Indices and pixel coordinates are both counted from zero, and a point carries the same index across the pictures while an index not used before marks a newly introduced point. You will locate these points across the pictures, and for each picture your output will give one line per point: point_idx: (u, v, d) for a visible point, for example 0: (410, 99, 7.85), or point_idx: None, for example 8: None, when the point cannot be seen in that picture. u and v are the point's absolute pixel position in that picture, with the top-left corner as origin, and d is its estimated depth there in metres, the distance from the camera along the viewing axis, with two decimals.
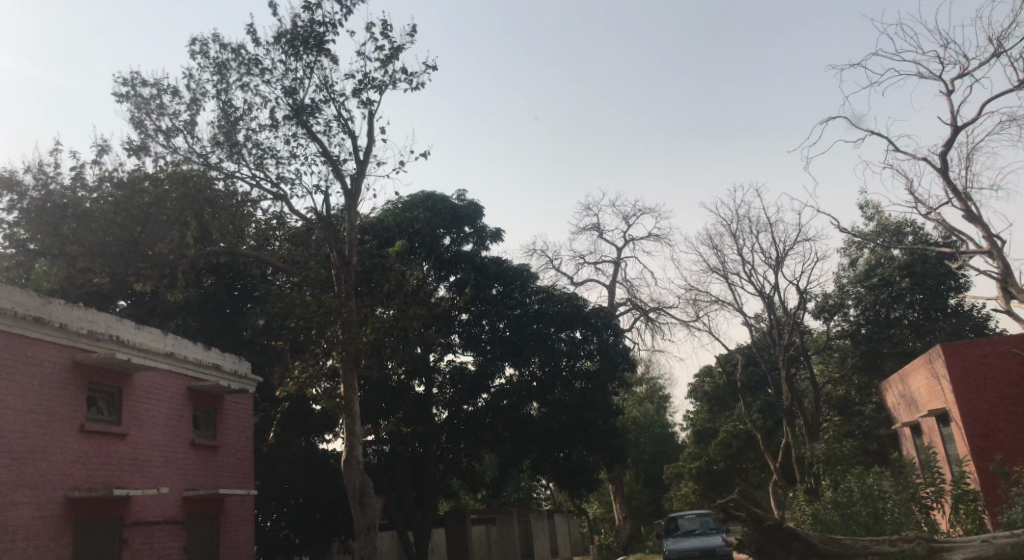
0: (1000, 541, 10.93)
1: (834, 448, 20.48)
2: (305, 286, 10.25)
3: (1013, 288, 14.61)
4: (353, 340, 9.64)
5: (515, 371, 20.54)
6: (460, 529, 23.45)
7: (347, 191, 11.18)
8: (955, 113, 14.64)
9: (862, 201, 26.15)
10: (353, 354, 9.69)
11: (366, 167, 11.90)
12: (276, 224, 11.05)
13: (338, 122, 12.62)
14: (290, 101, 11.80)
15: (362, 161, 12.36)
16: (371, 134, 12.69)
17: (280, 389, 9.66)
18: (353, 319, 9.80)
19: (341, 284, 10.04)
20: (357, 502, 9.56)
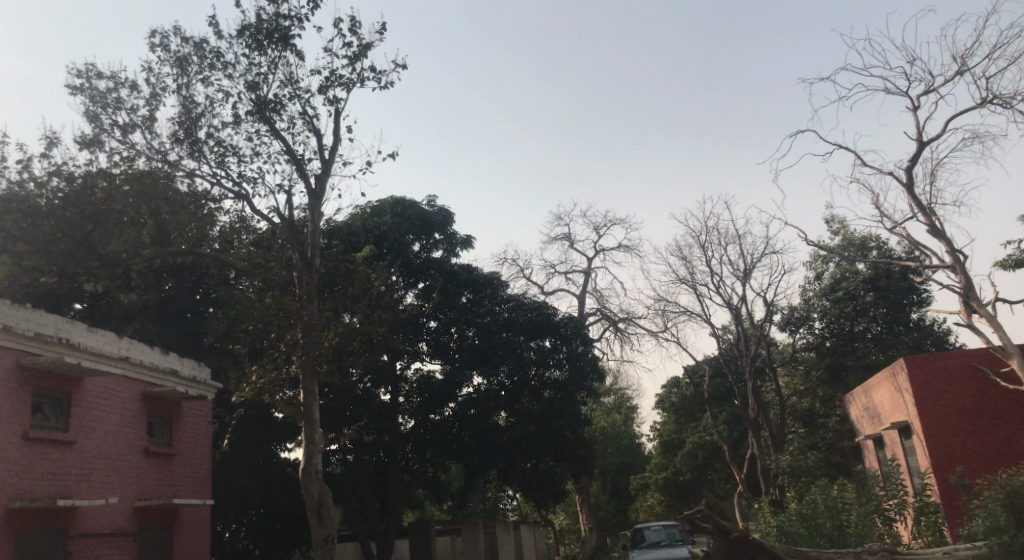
0: (961, 554, 10.95)
1: (799, 460, 20.58)
2: (267, 290, 9.91)
3: (974, 302, 14.81)
4: (313, 344, 9.36)
5: (484, 380, 20.23)
6: (424, 540, 23.13)
7: (312, 191, 10.83)
8: (921, 129, 14.87)
9: (829, 215, 26.41)
10: (314, 360, 9.42)
11: (332, 167, 11.55)
12: (238, 224, 10.60)
13: (303, 119, 12.21)
14: (254, 97, 11.37)
15: (329, 160, 11.96)
16: (338, 132, 12.30)
17: (237, 395, 9.34)
18: (315, 322, 9.53)
19: (302, 287, 9.76)
20: (315, 513, 9.25)
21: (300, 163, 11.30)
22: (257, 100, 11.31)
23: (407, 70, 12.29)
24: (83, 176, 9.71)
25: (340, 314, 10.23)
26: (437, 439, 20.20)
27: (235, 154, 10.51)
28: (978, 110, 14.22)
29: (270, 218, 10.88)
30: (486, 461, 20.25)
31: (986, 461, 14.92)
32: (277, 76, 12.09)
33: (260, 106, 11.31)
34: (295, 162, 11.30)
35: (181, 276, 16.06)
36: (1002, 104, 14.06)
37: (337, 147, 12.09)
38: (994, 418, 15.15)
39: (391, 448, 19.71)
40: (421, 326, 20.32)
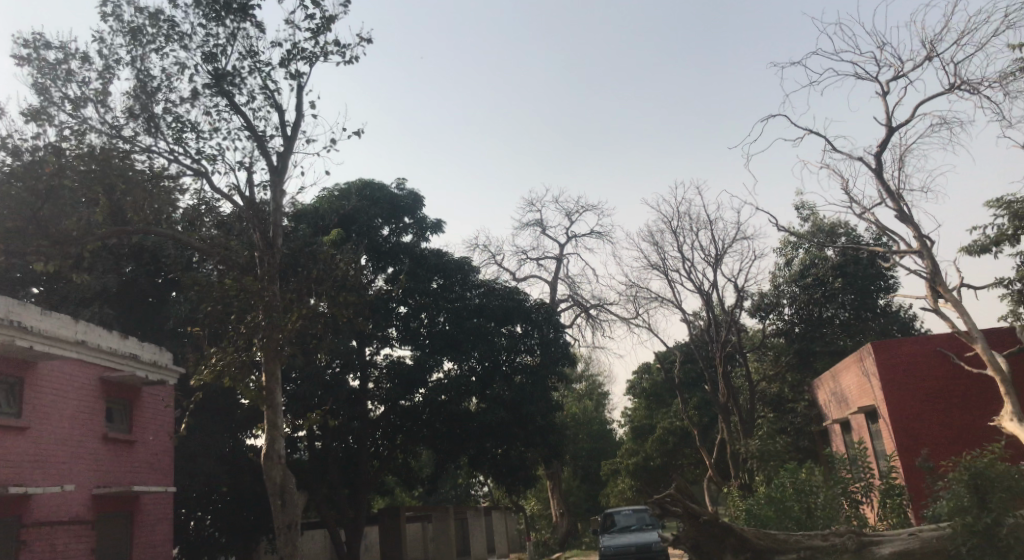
0: (925, 535, 11.05)
1: (767, 444, 20.76)
2: (226, 270, 9.61)
3: (940, 287, 14.94)
4: (276, 326, 9.13)
5: (454, 366, 19.92)
6: (394, 527, 22.99)
7: (274, 168, 10.50)
8: (890, 115, 14.95)
9: (799, 202, 26.56)
10: (277, 342, 9.19)
11: (294, 143, 11.20)
12: (198, 202, 10.24)
13: (265, 94, 11.80)
14: (213, 70, 10.95)
15: (292, 136, 11.60)
16: (302, 107, 11.92)
17: (197, 378, 9.08)
18: (278, 304, 9.30)
19: (263, 267, 9.47)
20: (278, 499, 9.03)
21: (261, 140, 10.95)
22: (216, 74, 10.91)
23: (372, 44, 11.93)
24: (31, 151, 9.29)
25: (304, 296, 9.99)
26: (407, 425, 20.03)
27: (192, 129, 10.14)
28: (947, 95, 14.28)
29: (230, 196, 10.54)
30: (456, 447, 20.15)
31: (951, 443, 15.12)
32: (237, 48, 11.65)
33: (219, 79, 10.91)
34: (256, 139, 10.94)
35: (142, 259, 15.63)
36: (970, 90, 14.14)
37: (300, 123, 11.73)
38: (959, 401, 15.34)
39: (360, 434, 19.52)
40: (391, 310, 19.95)
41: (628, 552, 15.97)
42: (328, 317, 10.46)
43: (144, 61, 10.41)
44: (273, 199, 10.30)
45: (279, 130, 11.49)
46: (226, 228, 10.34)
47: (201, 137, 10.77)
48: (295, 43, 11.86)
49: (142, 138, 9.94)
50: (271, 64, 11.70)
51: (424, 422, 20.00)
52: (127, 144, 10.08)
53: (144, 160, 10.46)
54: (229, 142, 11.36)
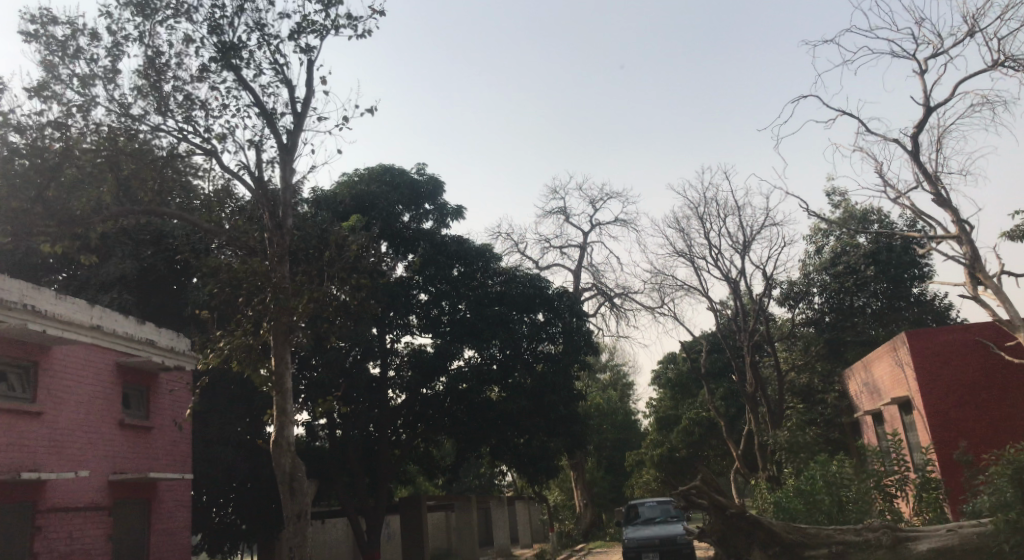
0: (965, 531, 10.53)
1: (796, 436, 20.25)
2: (233, 251, 9.35)
3: (980, 273, 14.35)
4: (283, 308, 8.90)
5: (475, 353, 19.64)
6: (415, 516, 22.84)
7: (284, 147, 10.19)
8: (928, 94, 14.33)
9: (830, 188, 25.86)
10: (285, 326, 8.98)
11: (305, 120, 10.86)
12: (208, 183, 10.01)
13: (275, 68, 11.47)
14: (221, 44, 10.64)
15: (302, 113, 11.25)
16: (313, 81, 11.57)
17: (205, 363, 8.88)
18: (288, 286, 9.08)
19: (272, 249, 9.21)
20: (287, 487, 8.81)
21: (272, 118, 10.66)
22: (225, 48, 10.60)
23: (384, 16, 11.51)
24: (36, 128, 9.10)
25: (316, 278, 9.74)
26: (428, 413, 19.79)
27: (200, 106, 9.87)
28: (990, 72, 13.63)
29: (240, 176, 10.27)
30: (477, 435, 19.94)
31: (990, 436, 14.54)
32: (245, 21, 11.29)
33: (227, 54, 10.61)
34: (266, 116, 10.63)
35: (161, 245, 15.48)
36: (1015, 66, 13.48)
37: (312, 99, 11.38)
38: (999, 391, 14.74)
39: (380, 422, 19.35)
40: (410, 298, 19.77)
41: (652, 544, 15.62)
42: (342, 301, 10.18)
43: (152, 37, 10.16)
44: (283, 178, 10.01)
45: (290, 107, 11.17)
46: (235, 207, 10.06)
47: (211, 115, 10.51)
48: (305, 16, 11.47)
49: (150, 115, 9.70)
50: (281, 38, 11.36)
51: (446, 411, 19.77)
52: (136, 124, 9.86)
53: (153, 139, 10.24)
54: (240, 120, 11.08)
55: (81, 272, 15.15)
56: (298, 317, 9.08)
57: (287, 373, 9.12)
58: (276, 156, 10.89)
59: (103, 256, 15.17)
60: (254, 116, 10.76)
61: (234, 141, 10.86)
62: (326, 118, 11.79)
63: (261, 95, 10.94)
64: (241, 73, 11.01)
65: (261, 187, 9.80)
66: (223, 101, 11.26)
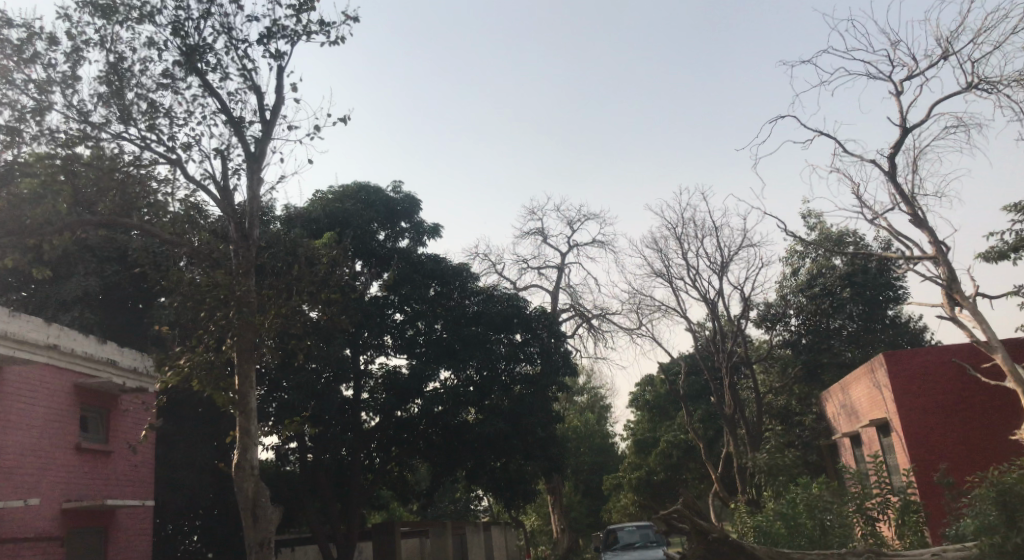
0: (951, 556, 10.69)
1: (776, 459, 20.06)
2: (194, 265, 8.96)
3: (957, 294, 14.30)
4: (248, 324, 8.53)
5: (452, 375, 19.16)
6: (388, 542, 22.23)
7: (250, 156, 9.84)
8: (904, 115, 14.40)
9: (805, 210, 25.96)
10: (249, 342, 8.60)
11: (273, 128, 10.51)
12: (171, 193, 9.63)
13: (243, 74, 11.10)
14: (186, 49, 10.29)
15: (270, 120, 10.88)
16: (283, 87, 11.20)
17: (164, 382, 8.44)
18: (253, 301, 8.71)
19: (238, 260, 8.87)
20: (249, 513, 8.35)
21: (239, 126, 10.30)
22: (189, 52, 10.25)
23: (358, 21, 11.19)
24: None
25: (283, 293, 9.37)
26: (402, 436, 19.31)
27: (163, 113, 9.52)
28: (964, 94, 13.69)
29: (206, 186, 9.89)
30: (452, 459, 19.50)
31: (970, 459, 14.42)
32: (213, 24, 10.94)
33: (191, 59, 10.27)
34: (233, 124, 10.28)
35: (126, 263, 15.00)
36: (988, 88, 13.55)
37: (281, 107, 11.05)
38: (977, 413, 14.65)
39: (353, 446, 18.81)
40: (386, 318, 19.38)
41: None
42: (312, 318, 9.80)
43: (114, 41, 9.83)
44: (249, 188, 9.63)
45: (258, 115, 10.83)
46: (200, 219, 9.66)
47: (175, 122, 10.16)
48: (275, 20, 11.12)
49: (110, 121, 9.33)
50: (249, 42, 11.03)
51: (421, 434, 19.32)
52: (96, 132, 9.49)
53: (115, 147, 9.87)
54: (206, 128, 10.72)
55: (40, 289, 14.57)
56: (262, 333, 8.71)
57: (251, 393, 8.72)
58: (244, 165, 10.52)
59: (64, 273, 14.62)
60: (221, 124, 10.41)
61: (200, 150, 10.50)
62: (295, 127, 11.44)
63: (228, 101, 10.58)
64: (208, 79, 10.66)
65: (226, 197, 9.43)
66: (189, 108, 10.89)
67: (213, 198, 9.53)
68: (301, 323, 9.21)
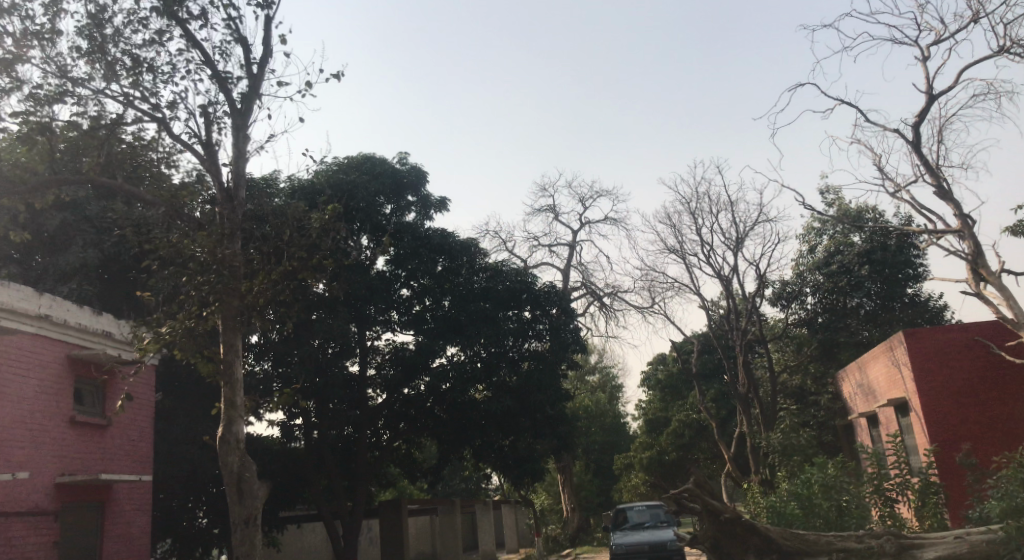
0: (974, 539, 10.24)
1: (790, 439, 19.62)
2: (178, 228, 8.64)
3: (982, 268, 13.75)
4: (229, 290, 8.29)
5: (459, 351, 18.82)
6: (395, 520, 22.03)
7: (236, 112, 9.45)
8: (930, 82, 13.79)
9: (823, 185, 25.23)
10: (234, 310, 8.34)
11: (261, 83, 10.07)
12: (156, 154, 9.30)
13: (227, 24, 10.60)
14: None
15: (257, 73, 10.41)
16: (270, 38, 10.69)
17: (144, 352, 8.13)
18: (240, 265, 8.43)
19: (224, 223, 8.53)
20: (235, 489, 8.04)
21: (224, 82, 9.87)
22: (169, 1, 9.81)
23: None
24: None
25: (272, 259, 9.07)
26: (409, 413, 19.00)
27: (145, 68, 9.19)
28: (996, 59, 13.03)
29: (193, 146, 9.55)
30: (459, 437, 19.25)
31: (992, 440, 13.90)
32: None
33: (172, 9, 9.83)
34: (218, 79, 9.87)
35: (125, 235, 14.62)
36: (1022, 52, 12.88)
37: (268, 59, 10.57)
38: (1000, 394, 14.12)
39: (359, 423, 18.54)
40: (392, 293, 19.06)
41: (641, 550, 14.97)
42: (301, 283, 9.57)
43: None
44: (235, 147, 9.24)
45: (245, 69, 10.36)
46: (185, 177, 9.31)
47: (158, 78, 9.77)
48: None
49: (93, 77, 9.07)
50: None
51: (428, 411, 19.01)
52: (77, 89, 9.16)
53: (99, 105, 9.52)
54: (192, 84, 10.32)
55: (38, 261, 14.26)
56: (248, 300, 8.43)
57: (237, 362, 8.41)
58: (232, 122, 10.12)
59: (62, 244, 14.31)
60: (207, 80, 10.01)
61: (186, 108, 10.14)
62: (285, 83, 10.95)
63: (213, 54, 10.13)
64: (191, 31, 10.20)
65: (212, 156, 9.06)
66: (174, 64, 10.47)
67: (198, 156, 9.16)
68: (291, 292, 8.87)
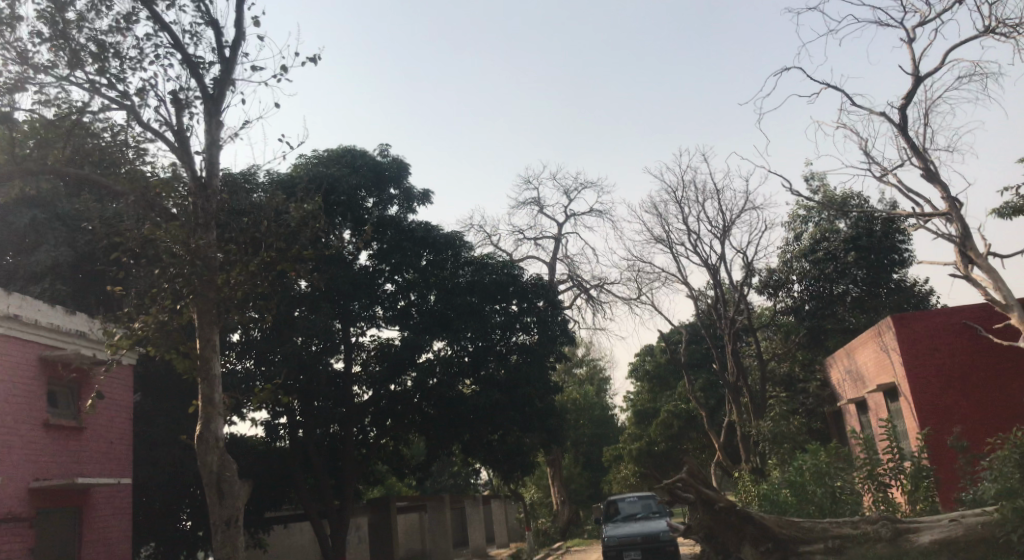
0: (970, 521, 10.17)
1: (780, 426, 19.51)
2: (150, 220, 8.37)
3: (971, 251, 13.66)
4: (204, 282, 8.07)
5: (446, 345, 18.53)
6: (384, 518, 21.74)
7: (208, 98, 9.14)
8: (916, 63, 13.68)
9: (808, 172, 25.18)
10: (210, 302, 8.16)
11: (233, 67, 9.75)
12: (126, 143, 9.00)
13: (197, 7, 10.24)
14: None
15: (229, 57, 10.06)
16: (242, 20, 10.34)
17: (117, 349, 7.94)
18: (216, 257, 8.22)
19: (197, 214, 8.31)
20: (214, 489, 7.78)
21: (195, 66, 9.56)
22: None
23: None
24: None
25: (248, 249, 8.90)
26: (396, 409, 18.72)
27: (112, 53, 8.91)
28: (982, 39, 12.94)
29: (164, 134, 9.23)
30: (448, 432, 18.98)
31: (983, 423, 13.83)
32: None
33: None
34: (189, 64, 9.54)
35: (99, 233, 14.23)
36: (1007, 32, 12.78)
37: (241, 43, 10.24)
38: (990, 377, 14.03)
39: (345, 420, 18.28)
40: (376, 288, 18.71)
41: (634, 542, 14.82)
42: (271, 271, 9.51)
43: None
44: (208, 134, 8.94)
45: (216, 53, 10.02)
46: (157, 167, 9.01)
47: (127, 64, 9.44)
48: None
49: (58, 64, 8.80)
50: None
51: (415, 407, 18.69)
52: (42, 77, 8.84)
53: (65, 93, 9.20)
54: (162, 70, 9.98)
55: (9, 261, 13.87)
56: (224, 293, 8.24)
57: (214, 358, 8.15)
58: (204, 108, 9.80)
59: (35, 243, 13.93)
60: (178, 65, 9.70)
61: (157, 94, 9.84)
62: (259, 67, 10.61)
63: (183, 39, 9.79)
64: (159, 14, 9.84)
65: (184, 144, 8.76)
66: (143, 50, 10.13)
67: (170, 145, 8.86)
68: (268, 283, 8.72)
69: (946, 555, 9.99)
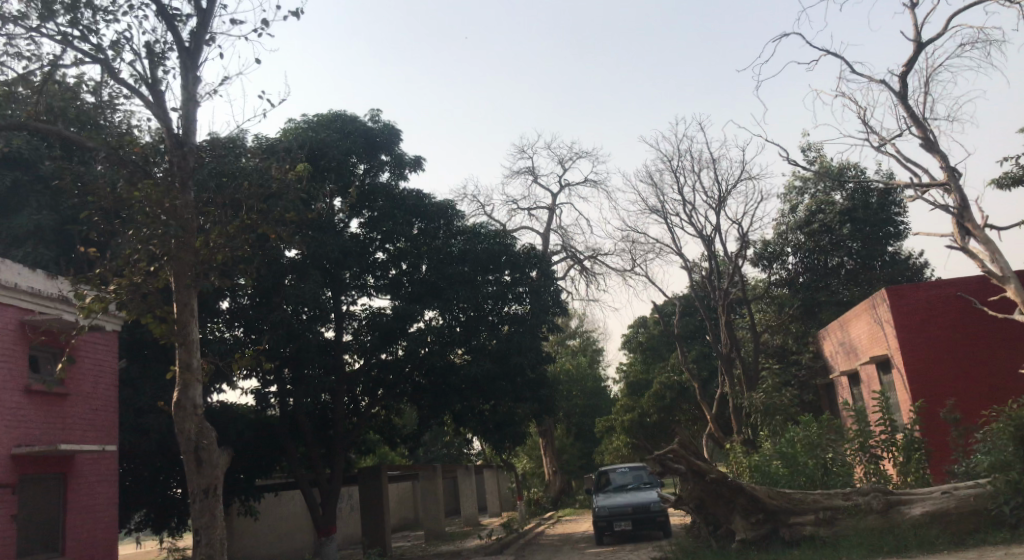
0: (963, 492, 10.09)
1: (772, 398, 19.44)
2: (128, 180, 8.17)
3: (969, 222, 13.49)
4: (182, 243, 7.90)
5: (437, 315, 18.33)
6: (375, 487, 21.71)
7: (184, 52, 8.81)
8: (919, 28, 13.40)
9: (805, 143, 24.93)
10: (187, 265, 8.01)
11: (211, 19, 9.39)
12: (99, 99, 8.73)
13: None
14: None
15: (207, 9, 9.69)
16: None
17: (91, 311, 7.78)
18: (192, 217, 8.11)
19: (173, 172, 8.12)
20: (192, 457, 7.68)
21: (171, 19, 9.20)
22: None
23: None
24: None
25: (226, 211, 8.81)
26: (387, 378, 18.62)
27: (84, 4, 8.58)
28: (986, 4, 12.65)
29: (139, 90, 8.93)
30: (439, 402, 18.87)
31: (976, 396, 13.78)
32: None
33: None
34: (164, 16, 9.18)
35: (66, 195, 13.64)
36: None
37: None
38: (984, 350, 13.95)
39: (335, 389, 18.20)
40: (368, 257, 18.44)
41: (625, 512, 14.83)
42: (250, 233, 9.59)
43: None
44: (184, 90, 8.63)
45: (194, 4, 9.64)
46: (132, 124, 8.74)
47: (100, 14, 9.08)
48: None
49: (29, 15, 8.47)
50: None
51: (406, 376, 18.57)
52: (12, 28, 8.52)
53: (38, 45, 8.88)
54: (138, 21, 9.61)
55: None
56: (201, 255, 8.08)
57: (192, 322, 7.98)
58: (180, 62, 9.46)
59: (16, 207, 13.65)
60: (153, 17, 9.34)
61: (132, 49, 9.49)
62: (240, 21, 10.25)
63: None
64: None
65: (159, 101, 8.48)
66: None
67: (144, 101, 8.58)
68: (247, 245, 8.63)
69: (937, 526, 9.96)
